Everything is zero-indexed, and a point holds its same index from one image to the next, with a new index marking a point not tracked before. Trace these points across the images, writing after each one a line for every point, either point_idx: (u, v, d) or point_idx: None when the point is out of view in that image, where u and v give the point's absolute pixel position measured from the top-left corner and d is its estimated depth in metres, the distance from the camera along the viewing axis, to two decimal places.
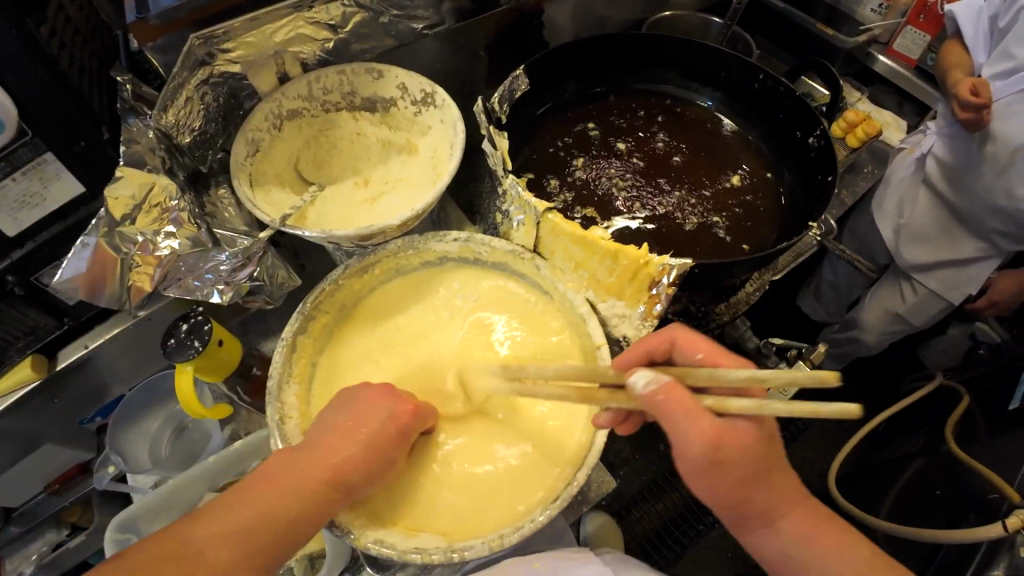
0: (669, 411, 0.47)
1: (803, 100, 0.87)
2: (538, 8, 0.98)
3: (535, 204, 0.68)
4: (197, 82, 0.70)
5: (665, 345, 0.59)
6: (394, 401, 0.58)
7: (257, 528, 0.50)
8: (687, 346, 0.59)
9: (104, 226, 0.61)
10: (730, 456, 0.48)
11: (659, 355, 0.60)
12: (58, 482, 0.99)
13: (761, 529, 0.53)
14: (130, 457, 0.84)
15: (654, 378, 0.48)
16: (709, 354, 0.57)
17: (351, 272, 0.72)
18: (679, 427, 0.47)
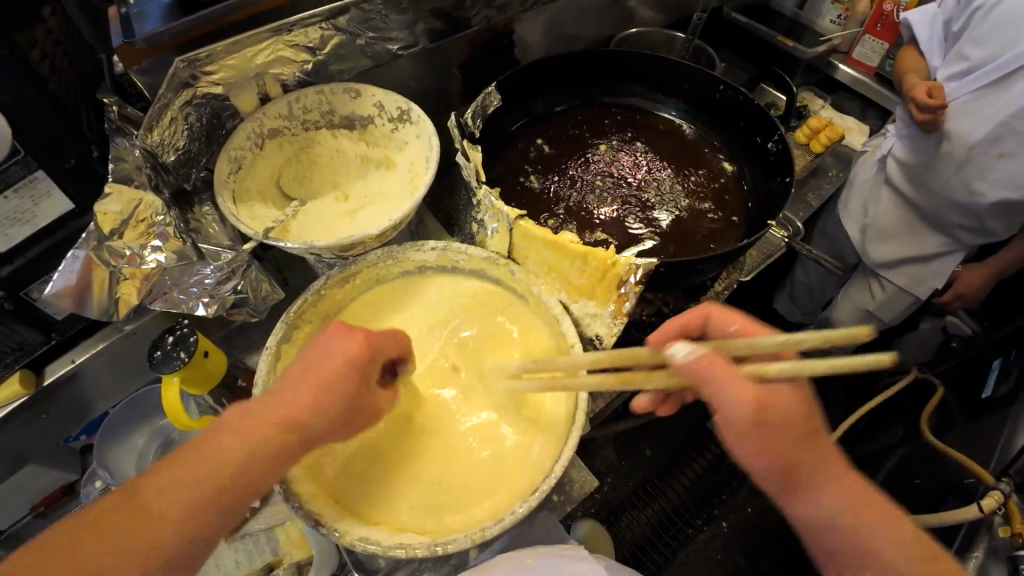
0: (712, 376, 0.48)
1: (760, 108, 0.93)
2: (509, 28, 1.03)
3: (507, 212, 0.72)
4: (181, 103, 0.73)
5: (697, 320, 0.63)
6: (347, 343, 0.58)
7: (223, 472, 0.50)
8: (721, 319, 0.63)
9: (93, 240, 0.63)
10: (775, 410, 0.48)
11: (694, 329, 0.64)
12: (43, 504, 0.98)
13: (813, 491, 0.50)
14: (117, 472, 0.85)
15: (693, 349, 0.50)
16: (741, 325, 0.61)
17: (333, 282, 0.75)
18: (725, 385, 0.48)
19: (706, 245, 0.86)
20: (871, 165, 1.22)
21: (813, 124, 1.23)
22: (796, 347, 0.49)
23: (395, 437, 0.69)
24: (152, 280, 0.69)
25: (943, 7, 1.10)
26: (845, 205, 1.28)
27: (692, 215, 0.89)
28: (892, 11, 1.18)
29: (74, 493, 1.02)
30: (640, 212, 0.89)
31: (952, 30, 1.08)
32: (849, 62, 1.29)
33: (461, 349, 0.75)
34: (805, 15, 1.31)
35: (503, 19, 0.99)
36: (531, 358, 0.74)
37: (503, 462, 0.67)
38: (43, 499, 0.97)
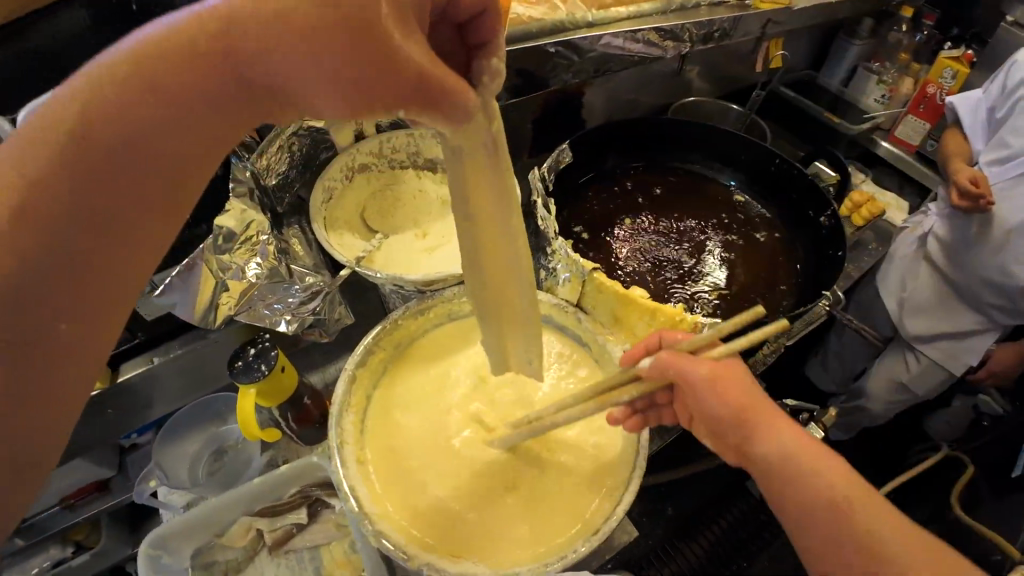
0: (675, 362, 0.63)
1: (814, 185, 0.99)
2: (578, 89, 1.11)
3: (583, 263, 0.77)
4: (290, 133, 0.80)
5: (654, 340, 0.70)
6: None
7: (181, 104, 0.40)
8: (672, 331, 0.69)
9: (207, 254, 0.66)
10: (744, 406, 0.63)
11: (653, 346, 0.70)
12: (74, 497, 0.98)
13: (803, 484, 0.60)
14: (169, 475, 0.86)
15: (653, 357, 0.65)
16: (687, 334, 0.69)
17: (410, 313, 0.79)
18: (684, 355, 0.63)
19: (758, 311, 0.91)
20: (910, 240, 1.26)
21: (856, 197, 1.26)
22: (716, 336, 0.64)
23: (460, 461, 0.73)
24: (247, 293, 0.72)
25: (985, 95, 1.17)
26: (883, 280, 1.31)
27: (745, 279, 0.94)
28: (935, 95, 1.24)
29: (107, 488, 1.01)
30: (697, 272, 0.93)
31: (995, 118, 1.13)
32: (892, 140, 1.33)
33: (525, 386, 0.80)
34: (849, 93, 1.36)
35: (575, 83, 1.07)
36: (591, 399, 0.77)
37: (563, 500, 0.70)
38: (73, 491, 0.97)
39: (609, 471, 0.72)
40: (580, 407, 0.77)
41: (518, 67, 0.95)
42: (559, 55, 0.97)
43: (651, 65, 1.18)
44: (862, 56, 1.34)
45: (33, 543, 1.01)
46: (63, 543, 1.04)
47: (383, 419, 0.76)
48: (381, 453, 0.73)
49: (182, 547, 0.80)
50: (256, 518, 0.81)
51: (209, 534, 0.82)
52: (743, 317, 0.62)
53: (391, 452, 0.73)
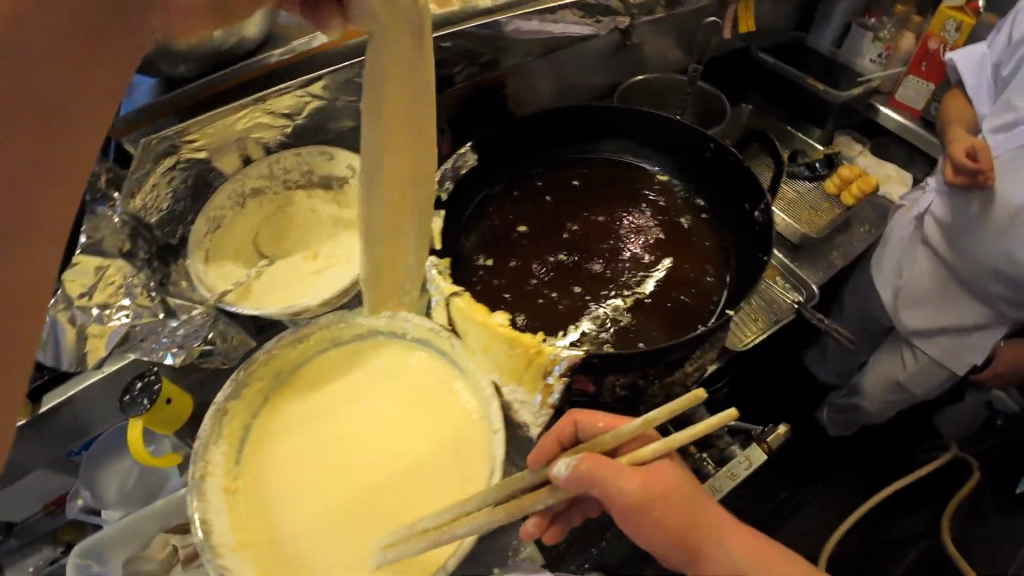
0: (593, 474, 0.60)
1: (750, 173, 0.86)
2: (498, 81, 1.03)
3: (441, 288, 0.73)
4: (164, 169, 0.80)
5: (568, 428, 0.69)
6: None
7: None
8: (586, 421, 0.70)
9: (61, 304, 0.71)
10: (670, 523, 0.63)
11: (566, 441, 0.70)
12: (52, 503, 1.07)
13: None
14: (103, 490, 0.92)
15: (573, 460, 0.61)
16: (606, 423, 0.70)
17: (285, 342, 0.79)
18: (614, 473, 0.61)
19: (673, 330, 0.78)
20: (906, 221, 1.08)
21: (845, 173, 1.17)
22: (648, 423, 0.63)
23: (325, 495, 0.74)
24: (125, 332, 0.73)
25: (993, 47, 0.99)
26: (876, 270, 1.13)
27: (661, 286, 0.83)
28: (938, 49, 1.08)
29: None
30: (605, 282, 0.83)
31: (1002, 76, 0.96)
32: (892, 104, 1.19)
33: (397, 417, 0.78)
34: (845, 54, 1.24)
35: (489, 76, 1.01)
36: (462, 431, 0.76)
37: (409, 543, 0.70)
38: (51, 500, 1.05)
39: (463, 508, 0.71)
40: (449, 438, 0.75)
41: None
42: (455, 50, 0.92)
43: (585, 44, 1.08)
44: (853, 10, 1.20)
45: (26, 544, 1.07)
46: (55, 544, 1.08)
47: (258, 450, 0.77)
48: (251, 482, 0.75)
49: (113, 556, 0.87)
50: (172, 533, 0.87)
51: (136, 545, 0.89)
52: (678, 404, 0.62)
53: (261, 482, 0.75)
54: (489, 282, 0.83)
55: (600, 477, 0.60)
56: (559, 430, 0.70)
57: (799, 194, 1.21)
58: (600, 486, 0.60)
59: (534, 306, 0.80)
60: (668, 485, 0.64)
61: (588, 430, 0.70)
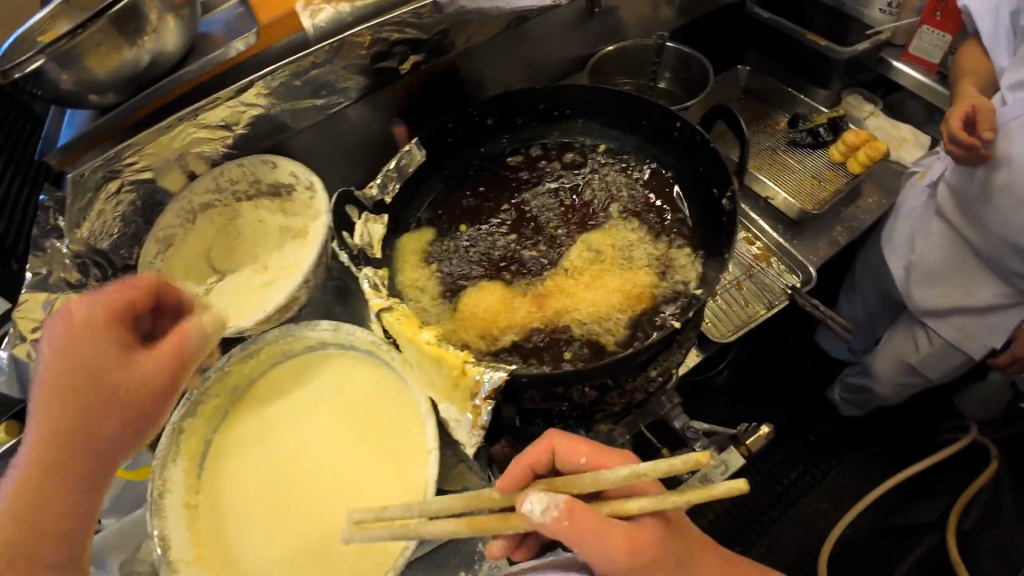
0: (570, 527, 0.56)
1: (720, 158, 0.78)
2: (452, 65, 0.98)
3: (370, 302, 0.72)
4: (109, 194, 0.80)
5: (545, 457, 0.66)
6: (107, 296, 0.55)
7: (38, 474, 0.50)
8: (567, 454, 0.65)
9: (16, 341, 0.74)
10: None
11: (539, 465, 0.66)
12: None
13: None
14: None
15: (552, 503, 0.57)
16: (590, 458, 0.65)
17: (235, 358, 0.80)
18: (591, 533, 0.56)
19: (619, 323, 0.73)
20: (920, 190, 0.97)
21: (850, 138, 1.04)
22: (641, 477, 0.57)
23: (279, 510, 0.75)
24: None
25: None
26: (887, 245, 1.02)
27: (608, 275, 0.77)
28: None
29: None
30: (556, 287, 0.77)
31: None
32: (906, 57, 1.06)
33: (348, 429, 0.79)
34: (851, 5, 1.09)
35: (441, 60, 0.95)
36: (410, 442, 0.75)
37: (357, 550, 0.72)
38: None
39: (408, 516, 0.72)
40: (395, 448, 0.76)
41: (347, 66, 0.86)
42: (393, 40, 0.86)
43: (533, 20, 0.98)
44: None
45: None
46: None
47: (217, 467, 0.79)
48: (212, 498, 0.77)
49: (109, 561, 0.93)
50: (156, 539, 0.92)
51: None
52: (679, 467, 0.55)
53: (222, 497, 0.77)
54: (432, 289, 0.79)
55: (579, 530, 0.56)
56: (535, 454, 0.65)
57: (802, 163, 1.11)
58: (582, 545, 0.56)
59: (467, 304, 0.76)
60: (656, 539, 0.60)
61: (571, 464, 0.65)
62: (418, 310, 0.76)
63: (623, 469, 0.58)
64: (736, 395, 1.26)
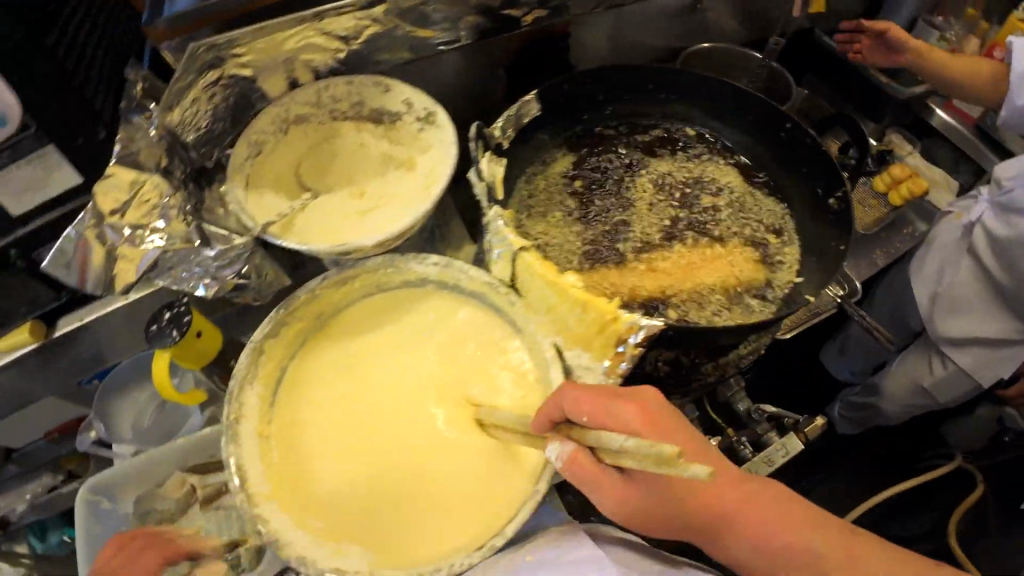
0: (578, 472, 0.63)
1: (829, 157, 0.81)
2: (564, 30, 0.95)
3: (511, 239, 0.69)
4: (206, 83, 0.72)
5: (558, 410, 0.63)
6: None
7: None
8: (577, 408, 0.62)
9: (91, 221, 0.64)
10: (654, 512, 0.69)
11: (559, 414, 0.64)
12: (58, 431, 1.00)
13: (729, 539, 0.70)
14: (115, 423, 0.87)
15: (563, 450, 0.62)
16: (592, 417, 0.61)
17: (329, 283, 0.75)
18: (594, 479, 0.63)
19: (723, 301, 0.80)
20: (955, 228, 1.00)
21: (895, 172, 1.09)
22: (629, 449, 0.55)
23: (363, 450, 0.71)
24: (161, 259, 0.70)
25: None
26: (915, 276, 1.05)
27: (713, 256, 0.83)
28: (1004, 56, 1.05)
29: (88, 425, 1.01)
30: (663, 259, 0.83)
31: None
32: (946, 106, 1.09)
33: (443, 373, 0.75)
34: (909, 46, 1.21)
35: (558, 23, 0.93)
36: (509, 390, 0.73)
37: (455, 493, 0.68)
38: (58, 425, 0.99)
39: (508, 464, 0.69)
40: (496, 396, 0.73)
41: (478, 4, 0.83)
42: None
43: (626, 6, 0.97)
44: None
45: (26, 470, 1.03)
46: (55, 472, 1.04)
47: (294, 398, 0.72)
48: (288, 429, 0.71)
49: (124, 496, 0.83)
50: (184, 475, 0.82)
51: (147, 485, 0.84)
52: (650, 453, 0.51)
53: (299, 430, 0.71)
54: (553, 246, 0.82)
55: (583, 473, 0.63)
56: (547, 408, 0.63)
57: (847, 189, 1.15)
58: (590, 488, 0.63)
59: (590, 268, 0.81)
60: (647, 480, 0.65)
61: (574, 420, 0.62)
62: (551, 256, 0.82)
63: (621, 438, 0.56)
64: (751, 399, 1.32)
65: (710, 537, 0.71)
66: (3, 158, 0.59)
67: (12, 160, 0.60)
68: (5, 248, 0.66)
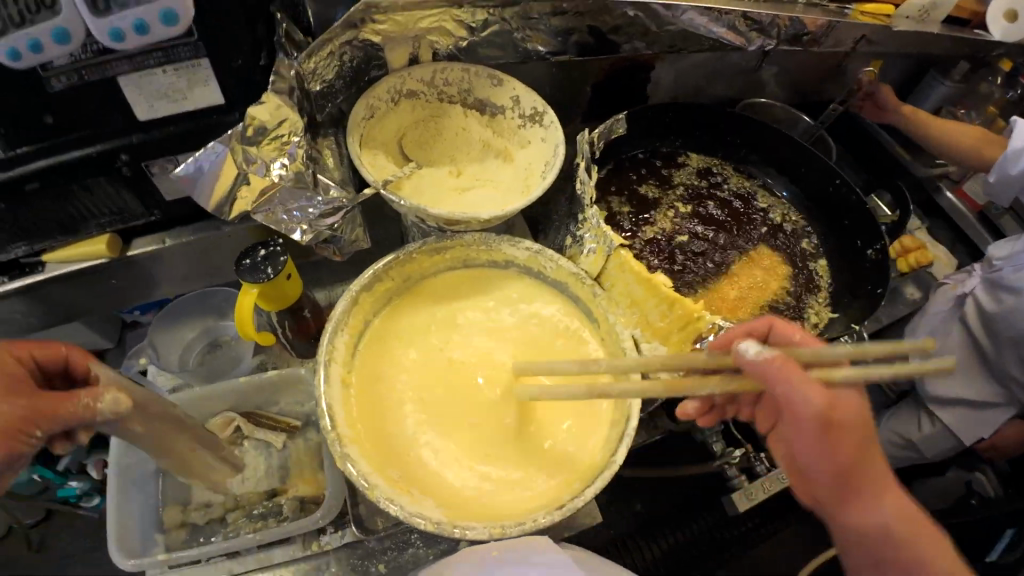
0: (779, 376, 0.54)
1: (870, 212, 0.91)
2: (650, 63, 1.03)
3: (612, 237, 0.74)
4: (343, 40, 0.75)
5: (764, 326, 0.66)
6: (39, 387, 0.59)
7: None
8: (783, 330, 0.65)
9: (236, 140, 0.64)
10: (841, 420, 0.55)
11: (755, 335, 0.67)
12: None
13: (866, 503, 0.59)
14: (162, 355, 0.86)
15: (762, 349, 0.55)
16: (805, 338, 0.64)
17: (427, 248, 0.78)
18: (798, 384, 0.53)
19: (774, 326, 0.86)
20: (948, 298, 1.05)
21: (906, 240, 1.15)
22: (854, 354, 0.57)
23: (440, 410, 0.72)
24: (267, 193, 0.70)
25: None
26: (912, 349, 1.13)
27: (766, 281, 0.91)
28: None
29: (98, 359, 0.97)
30: (724, 279, 0.90)
31: None
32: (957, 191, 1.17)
33: (520, 354, 0.77)
34: None
35: (648, 53, 1.00)
36: (580, 380, 0.75)
37: (524, 463, 0.69)
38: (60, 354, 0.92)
39: (569, 449, 0.70)
40: (565, 382, 0.75)
41: (592, 24, 0.89)
42: (637, 20, 0.90)
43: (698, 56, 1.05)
44: (947, 101, 1.21)
45: None
46: None
47: (378, 350, 0.75)
48: (368, 377, 0.72)
49: None
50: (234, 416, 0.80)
51: None
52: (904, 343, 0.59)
53: (378, 379, 0.73)
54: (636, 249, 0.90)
55: (788, 380, 0.54)
56: (751, 325, 0.67)
57: None
58: (785, 385, 0.54)
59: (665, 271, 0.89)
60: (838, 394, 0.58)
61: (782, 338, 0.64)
62: None
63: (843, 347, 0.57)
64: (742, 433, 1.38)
65: (859, 489, 0.59)
66: (156, 59, 0.58)
67: (159, 63, 0.59)
68: (117, 152, 0.64)
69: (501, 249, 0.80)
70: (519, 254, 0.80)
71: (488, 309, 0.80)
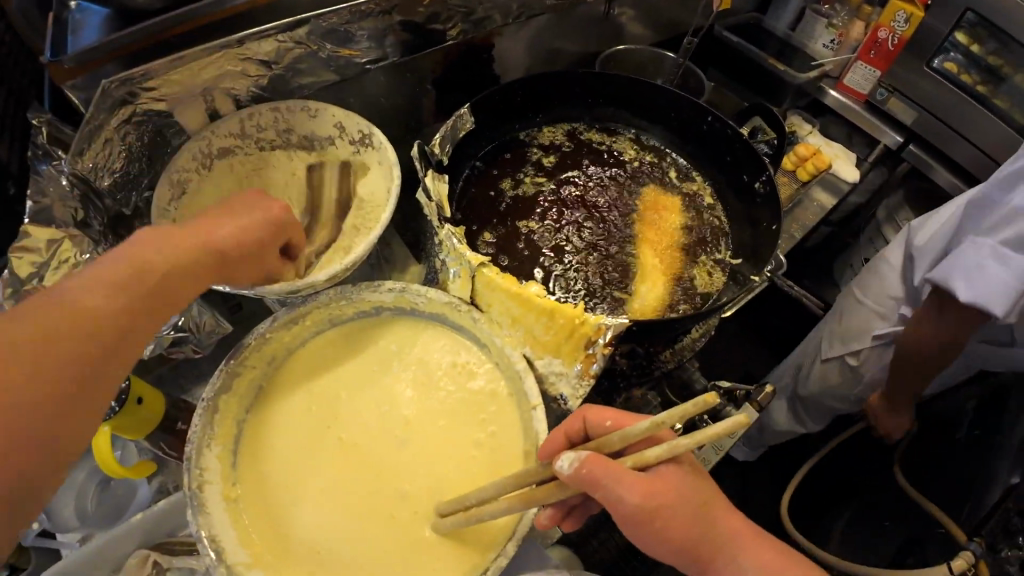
0: (598, 479, 0.47)
1: (748, 143, 0.86)
2: (488, 42, 0.94)
3: (469, 258, 0.68)
4: (117, 123, 0.66)
5: (578, 424, 0.58)
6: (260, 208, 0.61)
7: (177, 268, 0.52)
8: (597, 415, 0.58)
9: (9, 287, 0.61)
10: (664, 504, 0.49)
11: (576, 436, 0.59)
12: None
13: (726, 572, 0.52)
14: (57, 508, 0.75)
15: (576, 457, 0.48)
16: (618, 420, 0.57)
17: (279, 324, 0.69)
18: (618, 482, 0.47)
19: (673, 294, 0.82)
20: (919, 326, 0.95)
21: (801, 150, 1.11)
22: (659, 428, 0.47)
23: (345, 492, 0.66)
24: None
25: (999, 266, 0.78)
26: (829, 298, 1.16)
27: (657, 242, 0.86)
28: (886, 37, 1.05)
29: None
30: (618, 254, 0.84)
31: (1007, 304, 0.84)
32: (839, 87, 1.15)
33: (417, 403, 0.72)
34: (797, 37, 1.17)
35: (482, 32, 0.90)
36: (488, 415, 0.70)
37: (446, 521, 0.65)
38: None
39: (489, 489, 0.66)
40: (472, 423, 0.70)
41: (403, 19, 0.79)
42: (450, 3, 0.80)
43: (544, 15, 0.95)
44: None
45: None
46: None
47: (256, 452, 0.68)
48: (253, 482, 0.66)
49: None
50: (150, 554, 0.72)
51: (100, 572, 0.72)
52: (723, 432, 0.44)
53: (264, 485, 0.66)
54: (515, 252, 0.82)
55: (608, 484, 0.48)
56: (567, 424, 0.59)
57: None
58: (609, 481, 0.48)
59: (558, 267, 0.80)
60: (667, 470, 0.51)
61: (596, 428, 0.58)
62: (519, 265, 0.80)
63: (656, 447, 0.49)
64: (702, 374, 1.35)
65: (679, 540, 0.50)
66: None
67: None
68: None
69: (370, 297, 0.73)
70: (388, 296, 0.73)
71: (372, 366, 0.73)
